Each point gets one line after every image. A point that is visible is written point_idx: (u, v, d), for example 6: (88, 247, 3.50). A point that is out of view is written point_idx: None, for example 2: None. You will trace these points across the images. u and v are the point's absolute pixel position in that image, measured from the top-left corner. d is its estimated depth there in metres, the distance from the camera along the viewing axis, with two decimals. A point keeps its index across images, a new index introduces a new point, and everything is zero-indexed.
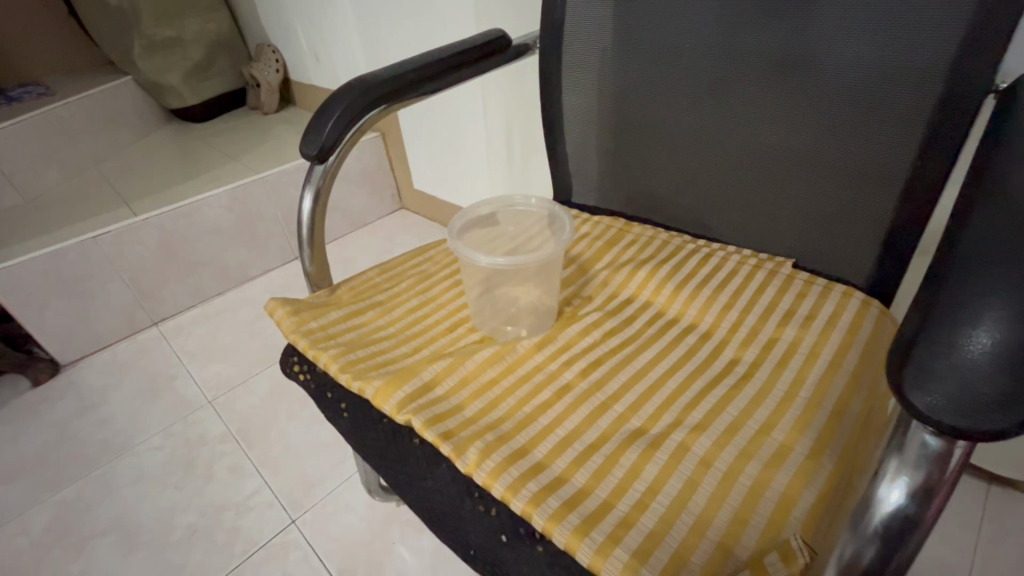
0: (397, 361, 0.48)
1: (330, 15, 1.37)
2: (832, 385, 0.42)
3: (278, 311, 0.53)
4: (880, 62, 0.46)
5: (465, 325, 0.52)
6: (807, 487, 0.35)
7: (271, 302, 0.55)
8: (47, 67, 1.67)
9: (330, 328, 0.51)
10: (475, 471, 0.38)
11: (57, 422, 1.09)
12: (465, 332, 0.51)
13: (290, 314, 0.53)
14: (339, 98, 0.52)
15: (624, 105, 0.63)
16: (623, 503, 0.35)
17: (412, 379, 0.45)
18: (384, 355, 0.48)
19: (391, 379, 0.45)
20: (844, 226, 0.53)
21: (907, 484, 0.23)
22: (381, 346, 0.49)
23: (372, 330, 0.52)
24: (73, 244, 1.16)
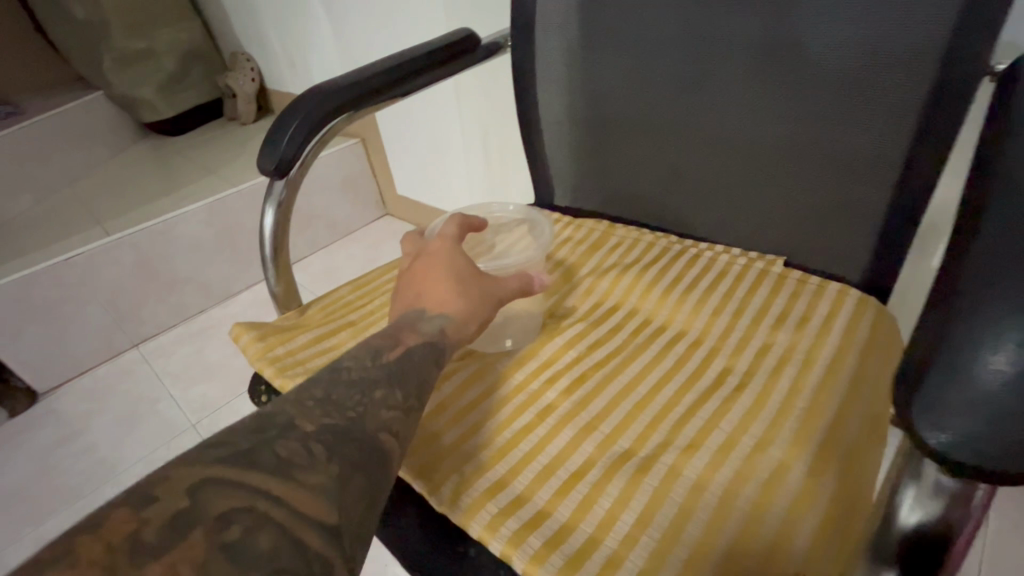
0: None
1: (303, 19, 1.33)
2: (831, 394, 0.39)
3: (243, 337, 0.51)
4: (868, 48, 0.43)
5: None
6: (808, 512, 0.32)
7: (236, 327, 0.52)
8: (14, 85, 1.62)
9: (298, 354, 0.48)
10: (451, 508, 0.35)
11: (36, 452, 1.05)
12: None
13: (256, 340, 0.50)
14: (297, 107, 0.49)
15: (602, 103, 0.60)
16: (610, 537, 0.32)
17: None
18: None
19: None
20: (836, 222, 0.50)
21: (923, 516, 0.20)
22: None
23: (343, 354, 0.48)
24: (44, 267, 1.12)
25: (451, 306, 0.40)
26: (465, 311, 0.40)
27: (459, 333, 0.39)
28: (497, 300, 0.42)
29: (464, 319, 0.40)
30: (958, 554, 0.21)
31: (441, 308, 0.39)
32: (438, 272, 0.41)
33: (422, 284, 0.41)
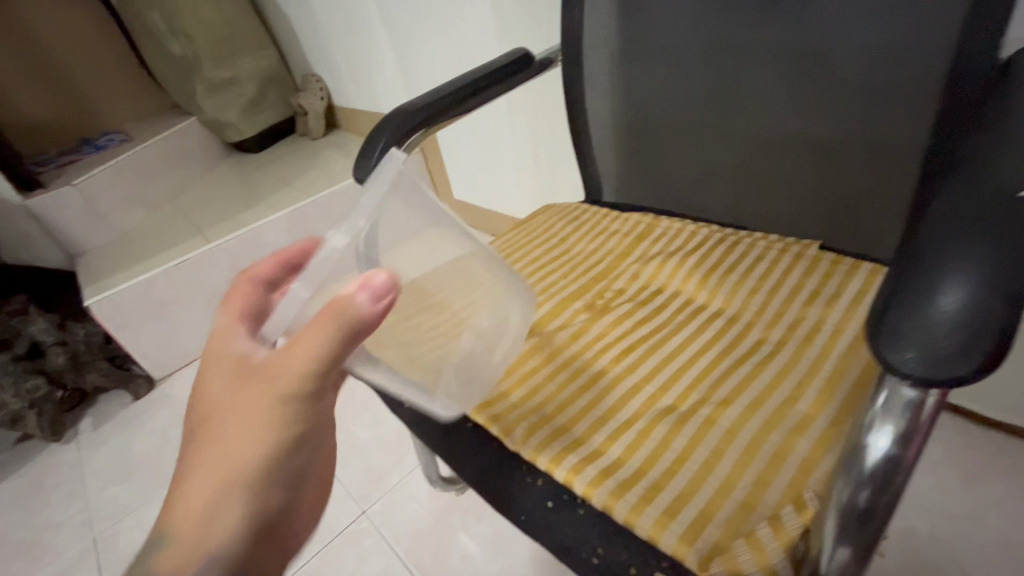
0: None
1: (366, 42, 1.46)
2: (856, 356, 0.44)
3: None
4: (887, 48, 0.47)
5: None
6: (829, 451, 0.37)
7: None
8: (121, 115, 1.85)
9: None
10: (522, 446, 0.43)
11: (156, 429, 1.22)
12: None
13: None
14: (383, 128, 0.58)
15: (644, 107, 0.67)
16: (654, 469, 0.39)
17: None
18: None
19: None
20: (867, 205, 0.55)
21: (892, 432, 0.27)
22: None
23: None
24: (159, 271, 1.29)
25: (223, 472, 0.37)
26: (247, 459, 0.37)
27: (241, 508, 0.38)
28: (281, 409, 0.37)
29: (248, 473, 0.37)
30: (912, 465, 0.27)
31: (214, 485, 0.37)
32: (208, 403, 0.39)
33: (202, 432, 0.39)
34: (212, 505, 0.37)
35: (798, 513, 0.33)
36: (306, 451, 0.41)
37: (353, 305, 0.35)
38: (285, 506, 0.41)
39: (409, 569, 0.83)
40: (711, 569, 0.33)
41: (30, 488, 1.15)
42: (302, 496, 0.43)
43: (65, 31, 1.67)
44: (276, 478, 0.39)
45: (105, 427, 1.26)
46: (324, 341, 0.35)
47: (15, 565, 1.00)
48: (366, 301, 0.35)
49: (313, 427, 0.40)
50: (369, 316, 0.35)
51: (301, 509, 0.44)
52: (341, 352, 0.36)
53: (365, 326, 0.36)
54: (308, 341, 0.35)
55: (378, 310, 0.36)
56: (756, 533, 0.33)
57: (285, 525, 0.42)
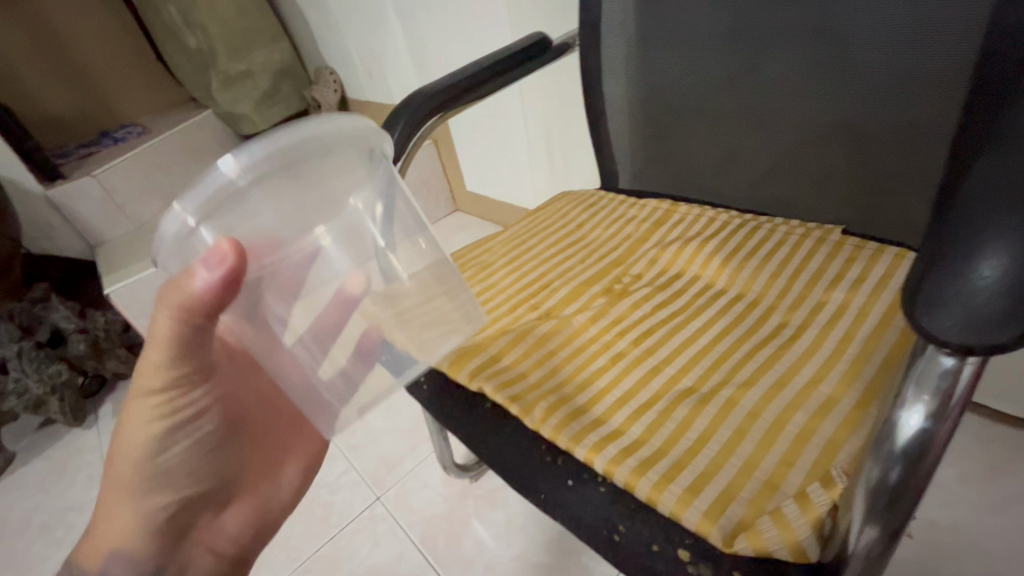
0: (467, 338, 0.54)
1: (380, 33, 1.46)
2: (883, 339, 0.42)
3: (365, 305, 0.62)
4: (913, 25, 0.46)
5: (525, 306, 0.57)
6: (855, 431, 0.36)
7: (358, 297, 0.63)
8: (141, 108, 1.88)
9: None
10: (541, 426, 0.43)
11: None
12: (526, 311, 0.57)
13: None
14: (404, 109, 0.58)
15: (662, 91, 0.66)
16: (676, 449, 0.39)
17: (480, 354, 0.51)
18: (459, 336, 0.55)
19: (461, 354, 0.51)
20: (891, 189, 0.54)
21: (925, 409, 0.25)
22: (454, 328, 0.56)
23: None
24: None
25: (119, 467, 0.47)
26: (131, 455, 0.47)
27: (132, 500, 0.47)
28: (147, 406, 0.46)
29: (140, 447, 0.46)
30: (946, 442, 0.26)
31: (115, 479, 0.47)
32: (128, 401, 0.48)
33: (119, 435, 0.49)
34: (116, 495, 0.47)
35: (826, 490, 0.32)
36: (192, 449, 0.49)
37: (192, 280, 0.36)
38: (189, 494, 0.49)
39: (423, 553, 0.84)
40: (736, 546, 0.33)
41: (53, 472, 1.17)
42: (210, 488, 0.50)
43: (75, 21, 1.66)
44: (159, 471, 0.47)
45: (124, 413, 1.28)
46: (167, 333, 0.41)
47: (39, 546, 1.02)
48: (206, 271, 0.36)
49: (184, 421, 0.47)
50: (203, 289, 0.36)
51: (216, 501, 0.51)
52: (179, 342, 0.42)
53: (200, 297, 0.37)
54: (162, 325, 0.40)
55: (218, 280, 0.36)
56: (782, 510, 0.33)
57: (192, 514, 0.49)
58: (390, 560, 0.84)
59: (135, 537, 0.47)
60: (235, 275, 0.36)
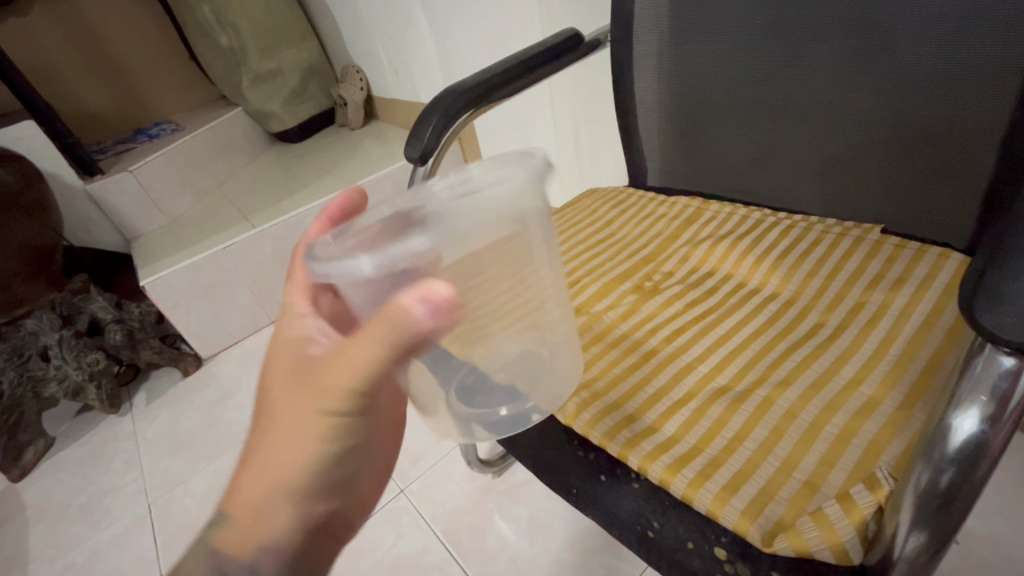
0: None
1: (406, 32, 1.48)
2: (926, 341, 0.41)
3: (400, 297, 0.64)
4: (962, 18, 0.44)
5: None
6: (899, 434, 0.35)
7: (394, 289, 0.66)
8: (172, 106, 1.92)
9: None
10: (574, 420, 0.43)
11: (203, 407, 1.26)
12: None
13: None
14: (436, 106, 0.58)
15: (695, 87, 0.65)
16: (711, 446, 0.39)
17: None
18: None
19: None
20: (935, 188, 0.52)
21: (978, 413, 0.25)
22: None
23: None
24: (207, 255, 1.33)
25: (277, 473, 0.39)
26: (296, 466, 0.39)
27: (295, 505, 0.40)
28: (323, 424, 0.38)
29: (301, 461, 0.39)
30: (1003, 448, 0.25)
31: (263, 483, 0.39)
32: (281, 407, 0.39)
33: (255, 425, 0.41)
34: (268, 500, 0.39)
35: (871, 492, 0.32)
36: (349, 460, 0.42)
37: (407, 314, 0.30)
38: (334, 501, 0.43)
39: (446, 547, 0.84)
40: (775, 545, 0.32)
41: (90, 456, 1.21)
42: (349, 496, 0.44)
43: (111, 20, 1.72)
44: (319, 479, 0.40)
45: (157, 402, 1.32)
46: (366, 360, 0.34)
47: (78, 527, 1.06)
48: (425, 314, 0.31)
49: (349, 436, 0.40)
50: (422, 326, 0.31)
51: (354, 506, 0.45)
52: (381, 364, 0.34)
53: (418, 333, 0.31)
54: (365, 350, 0.33)
55: (434, 326, 0.31)
56: (824, 511, 0.32)
57: (334, 520, 0.43)
58: (413, 553, 0.85)
59: (289, 539, 0.40)
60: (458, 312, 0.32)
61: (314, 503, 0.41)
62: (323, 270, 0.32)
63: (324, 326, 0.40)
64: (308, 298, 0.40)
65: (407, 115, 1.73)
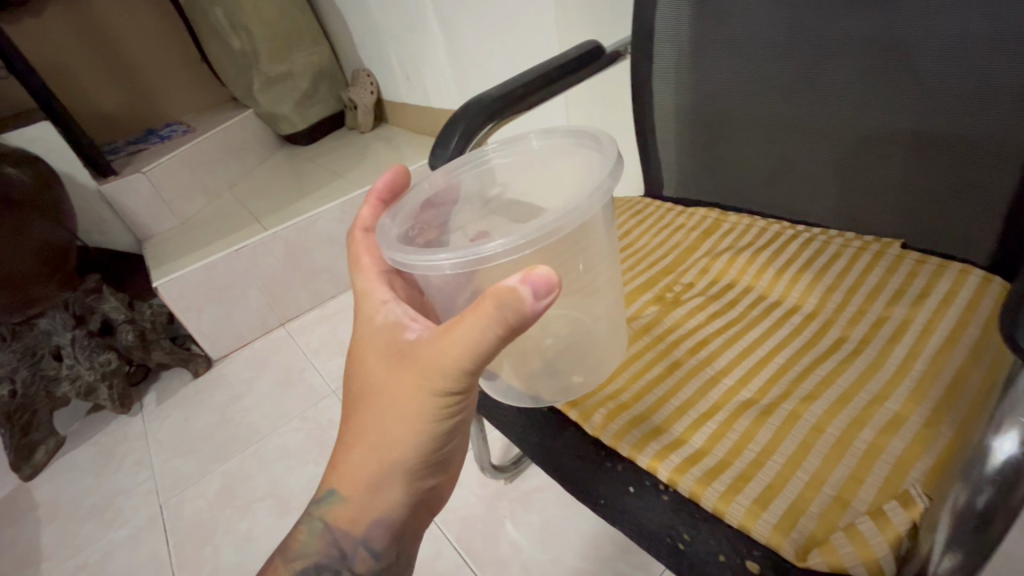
0: None
1: (419, 37, 1.49)
2: (950, 358, 0.42)
3: None
4: (988, 40, 0.45)
5: None
6: (926, 452, 0.36)
7: None
8: (183, 107, 1.93)
9: None
10: (602, 431, 0.44)
11: (214, 408, 1.27)
12: None
13: None
14: (461, 117, 0.59)
15: (715, 99, 0.66)
16: (740, 460, 0.40)
17: None
18: None
19: None
20: (955, 205, 0.53)
21: (1018, 436, 0.25)
22: None
23: None
24: (219, 256, 1.34)
25: (386, 452, 0.41)
26: (402, 445, 0.41)
27: (405, 480, 0.43)
28: (427, 412, 0.39)
29: (407, 445, 0.41)
30: None
31: (375, 460, 0.42)
32: (383, 394, 0.41)
33: (354, 405, 0.43)
34: (381, 476, 0.42)
35: (905, 509, 0.33)
36: (453, 438, 0.43)
37: (516, 301, 0.31)
38: (436, 479, 0.45)
39: (459, 552, 0.85)
40: (809, 560, 0.33)
41: (102, 456, 1.22)
42: (452, 466, 0.46)
43: (124, 22, 1.73)
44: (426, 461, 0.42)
45: (168, 402, 1.32)
46: (477, 350, 0.34)
47: (91, 526, 1.06)
48: (528, 298, 0.31)
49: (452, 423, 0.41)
50: (527, 311, 0.32)
51: (450, 480, 0.47)
52: (491, 350, 0.34)
53: (522, 322, 0.32)
54: (465, 337, 0.34)
55: (537, 309, 0.32)
56: (857, 527, 0.33)
57: (438, 488, 0.46)
58: (427, 558, 0.85)
59: (394, 514, 0.44)
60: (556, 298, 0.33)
61: (423, 478, 0.43)
62: (405, 261, 0.36)
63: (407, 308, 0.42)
64: (387, 285, 0.44)
65: (418, 119, 1.73)
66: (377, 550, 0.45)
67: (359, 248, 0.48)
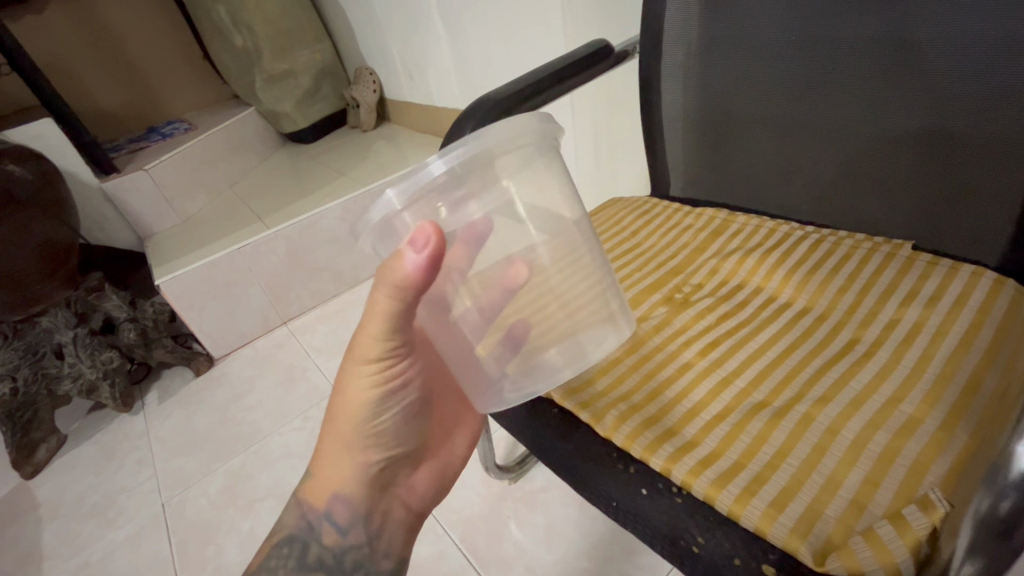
0: None
1: (423, 35, 1.48)
2: (964, 360, 0.41)
3: None
4: (1001, 40, 0.44)
5: None
6: (943, 455, 0.36)
7: None
8: (185, 105, 1.92)
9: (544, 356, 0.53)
10: (614, 433, 0.44)
11: (216, 407, 1.26)
12: None
13: None
14: (470, 116, 0.58)
15: (723, 99, 0.65)
16: (754, 462, 0.39)
17: None
18: None
19: None
20: (966, 207, 0.52)
21: None
22: None
23: None
24: (221, 255, 1.34)
25: (335, 423, 0.49)
26: (345, 415, 0.48)
27: (355, 452, 0.49)
28: (363, 377, 0.46)
29: (351, 413, 0.47)
30: None
31: (331, 433, 0.49)
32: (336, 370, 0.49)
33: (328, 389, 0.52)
34: (335, 449, 0.49)
35: (925, 514, 0.32)
36: (395, 410, 0.49)
37: (401, 262, 0.37)
38: (390, 457, 0.50)
39: (463, 552, 0.84)
40: (827, 565, 0.33)
41: (104, 454, 1.21)
42: (407, 451, 0.52)
43: (126, 18, 1.72)
44: (375, 433, 0.49)
45: (169, 401, 1.32)
46: (385, 310, 0.41)
47: (93, 525, 1.06)
48: (410, 252, 0.36)
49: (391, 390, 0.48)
50: (408, 272, 0.37)
51: (406, 464, 0.52)
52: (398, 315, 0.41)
53: (411, 281, 0.37)
54: (383, 304, 0.41)
55: (418, 268, 0.37)
56: (876, 532, 0.33)
57: (394, 471, 0.51)
58: (429, 558, 0.85)
59: (352, 487, 0.49)
60: (440, 254, 0.37)
61: (372, 454, 0.49)
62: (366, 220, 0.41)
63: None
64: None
65: (420, 117, 1.73)
66: (341, 525, 0.49)
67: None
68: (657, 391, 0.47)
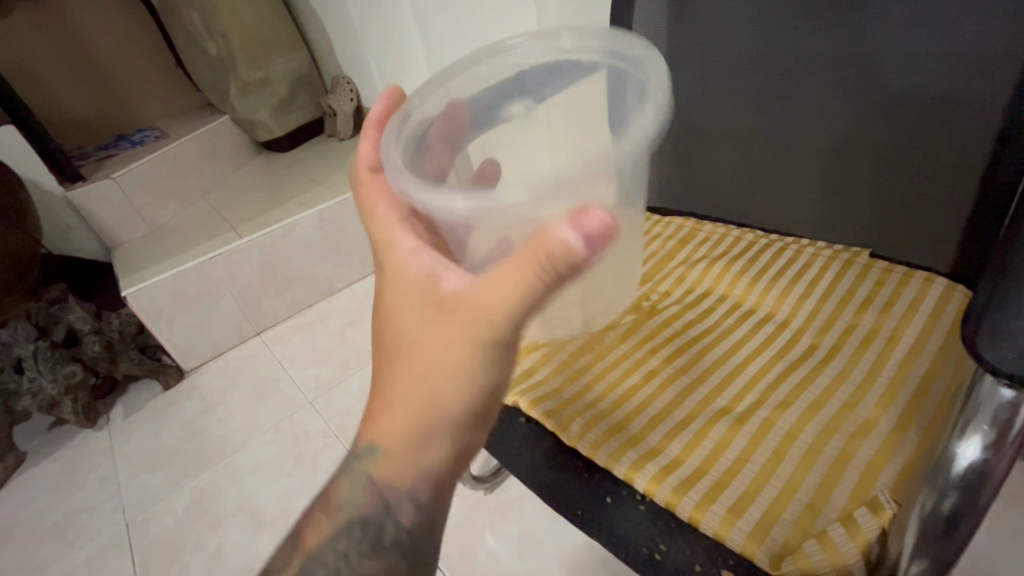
0: (548, 381, 0.50)
1: (399, 45, 1.48)
2: (916, 364, 0.43)
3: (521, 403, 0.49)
4: (948, 57, 0.46)
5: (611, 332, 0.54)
6: (895, 455, 0.37)
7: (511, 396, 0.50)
8: (154, 112, 1.88)
9: (573, 398, 0.48)
10: (580, 442, 0.44)
11: (186, 420, 1.23)
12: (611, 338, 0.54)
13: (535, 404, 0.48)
14: None
15: (691, 111, 0.67)
16: (715, 468, 0.40)
17: (554, 396, 0.49)
18: (587, 396, 0.48)
19: (550, 409, 0.48)
20: (920, 215, 0.54)
21: (980, 441, 0.27)
22: (589, 384, 0.50)
23: (581, 374, 0.51)
24: (191, 265, 1.31)
25: (431, 410, 0.40)
26: (451, 402, 0.40)
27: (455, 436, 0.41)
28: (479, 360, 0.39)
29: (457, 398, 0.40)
30: (1002, 474, 0.27)
31: (422, 418, 0.41)
32: (424, 348, 0.40)
33: (388, 364, 0.42)
34: (426, 437, 0.41)
35: (874, 515, 0.34)
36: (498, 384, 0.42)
37: (569, 244, 0.31)
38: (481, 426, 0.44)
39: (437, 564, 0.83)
40: (783, 569, 0.34)
41: (64, 473, 1.17)
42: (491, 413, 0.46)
43: (96, 23, 1.69)
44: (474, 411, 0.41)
45: (137, 415, 1.28)
46: (536, 287, 0.34)
47: (52, 546, 1.02)
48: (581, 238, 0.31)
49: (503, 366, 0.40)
50: (579, 256, 0.32)
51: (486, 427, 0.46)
52: (538, 291, 0.34)
53: (579, 261, 0.32)
54: (526, 278, 0.34)
55: (588, 254, 0.32)
56: (829, 534, 0.34)
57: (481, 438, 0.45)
58: None
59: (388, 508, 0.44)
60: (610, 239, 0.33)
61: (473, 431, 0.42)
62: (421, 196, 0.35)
63: (439, 257, 0.41)
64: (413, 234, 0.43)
65: None
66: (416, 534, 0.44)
67: (369, 189, 0.45)
68: (625, 399, 0.47)
